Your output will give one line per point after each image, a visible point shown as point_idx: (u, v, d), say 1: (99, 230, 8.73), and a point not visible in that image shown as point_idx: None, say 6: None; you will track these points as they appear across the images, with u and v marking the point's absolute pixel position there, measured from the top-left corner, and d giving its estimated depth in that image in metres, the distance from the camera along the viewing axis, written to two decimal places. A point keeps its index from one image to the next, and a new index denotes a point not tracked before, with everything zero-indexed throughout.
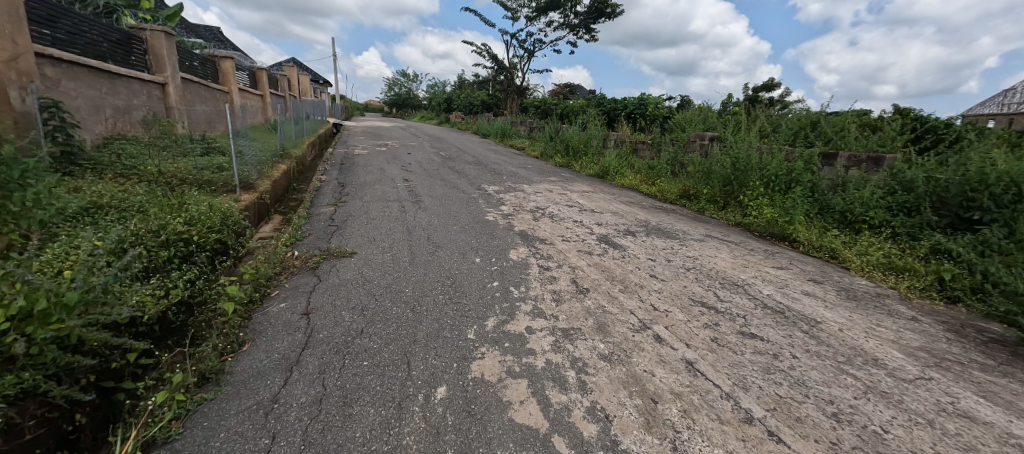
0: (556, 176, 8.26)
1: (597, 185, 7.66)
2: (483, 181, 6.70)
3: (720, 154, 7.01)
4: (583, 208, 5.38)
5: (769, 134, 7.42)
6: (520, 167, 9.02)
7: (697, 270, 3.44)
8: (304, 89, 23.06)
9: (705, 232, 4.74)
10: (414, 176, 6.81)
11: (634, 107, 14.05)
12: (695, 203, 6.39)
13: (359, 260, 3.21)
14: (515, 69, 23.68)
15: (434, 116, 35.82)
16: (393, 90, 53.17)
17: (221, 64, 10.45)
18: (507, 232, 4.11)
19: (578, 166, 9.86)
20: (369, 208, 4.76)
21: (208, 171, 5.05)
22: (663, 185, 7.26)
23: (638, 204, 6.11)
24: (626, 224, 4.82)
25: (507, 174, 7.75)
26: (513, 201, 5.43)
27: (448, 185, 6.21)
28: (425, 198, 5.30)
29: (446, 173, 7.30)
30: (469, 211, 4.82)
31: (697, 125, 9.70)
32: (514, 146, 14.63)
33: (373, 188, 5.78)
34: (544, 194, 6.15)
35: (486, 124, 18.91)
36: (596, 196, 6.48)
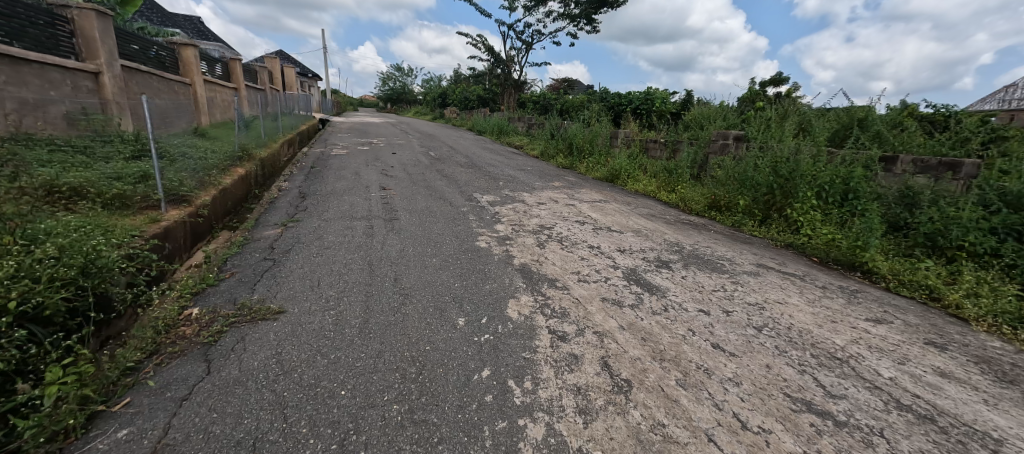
0: (560, 180, 7.21)
1: (609, 191, 6.62)
2: (475, 189, 5.65)
3: (753, 157, 5.99)
4: (598, 227, 4.35)
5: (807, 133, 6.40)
6: (518, 170, 7.94)
7: (773, 332, 2.42)
8: (291, 83, 21.89)
9: (755, 261, 3.73)
10: (393, 183, 5.72)
11: (640, 102, 13.02)
12: (728, 215, 5.36)
13: (283, 328, 2.14)
14: (512, 62, 22.54)
15: (428, 111, 34.66)
16: (387, 84, 51.79)
17: (182, 53, 9.21)
18: (504, 267, 3.08)
19: (583, 168, 8.83)
20: (326, 230, 3.68)
21: (124, 181, 3.96)
22: (685, 193, 6.23)
23: (661, 218, 5.09)
24: (656, 249, 3.80)
25: (503, 179, 6.69)
26: (511, 218, 4.39)
27: (432, 196, 5.14)
28: (400, 215, 4.24)
29: (433, 179, 6.23)
30: (455, 234, 3.77)
31: (716, 122, 8.67)
32: (512, 144, 13.56)
33: (339, 200, 4.70)
34: (548, 206, 5.11)
35: (481, 120, 17.82)
36: (610, 206, 5.45)
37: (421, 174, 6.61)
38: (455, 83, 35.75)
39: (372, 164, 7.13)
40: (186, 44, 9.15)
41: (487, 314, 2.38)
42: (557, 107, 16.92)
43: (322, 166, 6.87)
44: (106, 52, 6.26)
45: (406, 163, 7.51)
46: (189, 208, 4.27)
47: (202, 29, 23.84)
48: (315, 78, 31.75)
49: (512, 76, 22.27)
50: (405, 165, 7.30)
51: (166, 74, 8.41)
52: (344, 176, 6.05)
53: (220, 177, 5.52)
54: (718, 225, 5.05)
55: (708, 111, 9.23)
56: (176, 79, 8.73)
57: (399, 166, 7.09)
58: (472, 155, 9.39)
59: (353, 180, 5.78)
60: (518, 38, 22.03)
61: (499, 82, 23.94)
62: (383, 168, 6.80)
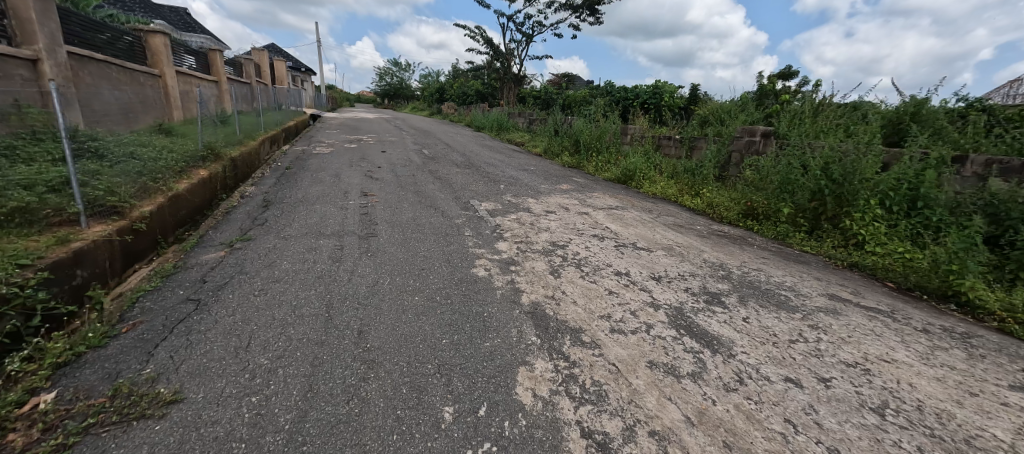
0: (568, 182, 6.44)
1: (624, 195, 5.86)
2: (472, 194, 4.87)
3: (792, 156, 5.21)
4: (621, 244, 3.58)
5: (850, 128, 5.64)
6: (521, 170, 7.16)
7: (906, 421, 1.66)
8: (281, 77, 21.04)
9: (825, 291, 2.96)
10: (377, 188, 4.93)
11: (648, 96, 12.25)
12: (769, 224, 4.58)
13: (165, 439, 1.35)
14: (512, 55, 21.68)
15: (426, 107, 33.80)
16: (384, 80, 50.79)
17: (151, 42, 8.35)
18: (509, 309, 2.30)
19: (591, 167, 8.06)
20: (282, 253, 2.89)
21: (33, 189, 3.15)
22: (713, 197, 5.46)
23: (691, 229, 4.33)
24: (700, 275, 3.04)
25: (504, 181, 5.91)
26: (515, 232, 3.61)
27: (421, 204, 4.35)
28: (380, 230, 3.46)
29: (424, 182, 5.44)
30: (448, 256, 3.00)
31: (739, 116, 7.89)
32: (513, 142, 12.77)
33: (308, 211, 3.90)
34: (559, 215, 4.34)
35: (480, 116, 17.02)
36: (630, 215, 4.68)
37: (411, 176, 5.85)
38: (454, 77, 34.83)
39: (357, 164, 6.34)
40: (155, 31, 8.29)
41: (488, 398, 1.61)
42: (560, 101, 16.12)
43: (299, 167, 6.05)
44: (47, 36, 5.43)
45: (396, 163, 6.73)
46: (123, 221, 3.46)
47: (189, 21, 22.89)
48: (308, 72, 30.90)
49: (512, 70, 21.43)
50: (394, 165, 6.53)
51: (131, 64, 7.56)
52: (321, 179, 5.25)
53: (175, 179, 4.72)
54: (759, 238, 4.29)
55: (727, 104, 8.44)
56: (143, 69, 7.88)
57: (387, 167, 6.31)
58: (469, 154, 8.59)
59: (331, 184, 4.99)
60: (518, 30, 21.16)
61: (498, 76, 23.08)
62: (368, 169, 6.03)
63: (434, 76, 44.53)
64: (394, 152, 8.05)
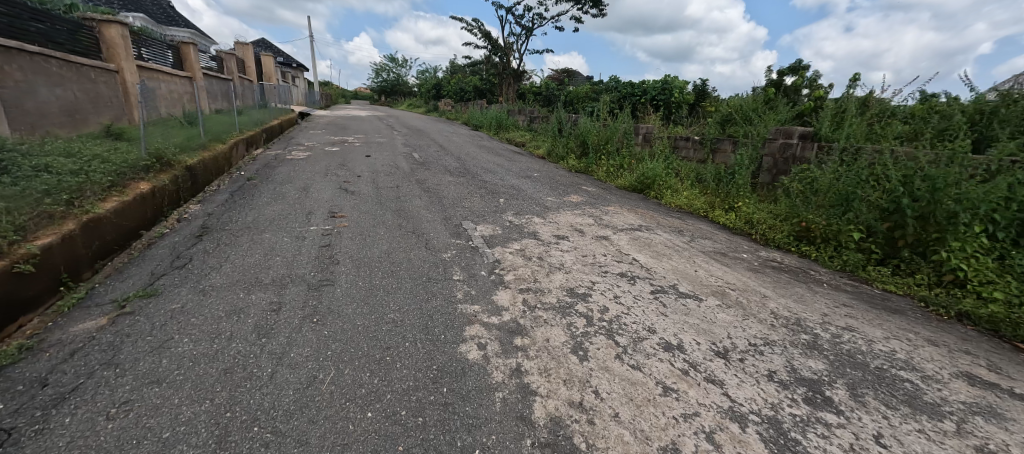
0: (578, 193, 5.57)
1: (646, 209, 5.01)
2: (466, 214, 4.00)
3: (850, 166, 4.35)
4: (659, 288, 2.72)
5: (910, 134, 4.85)
6: (523, 177, 6.29)
7: None
8: (269, 73, 20.08)
9: (957, 369, 2.11)
10: (350, 207, 4.04)
11: (657, 92, 11.37)
12: (832, 250, 3.71)
13: None
14: (511, 49, 20.71)
15: (422, 104, 32.84)
16: (380, 76, 49.67)
17: (105, 33, 7.44)
18: (515, 437, 1.43)
19: (601, 172, 7.19)
20: (187, 322, 2.01)
21: None
22: (753, 213, 4.58)
23: (738, 259, 3.47)
24: (778, 344, 2.18)
25: (504, 193, 5.04)
26: (520, 272, 2.75)
27: (400, 230, 3.47)
28: (339, 274, 2.59)
29: (409, 197, 4.57)
30: (427, 319, 2.14)
31: (768, 115, 7.00)
32: (513, 142, 11.87)
33: (252, 243, 3.02)
34: (574, 243, 3.47)
35: (477, 113, 16.09)
36: (658, 239, 3.82)
37: (395, 188, 4.96)
38: (452, 73, 33.83)
39: (333, 173, 5.46)
40: (109, 21, 7.37)
41: None
42: (563, 98, 15.20)
43: (264, 176, 5.17)
44: None
45: (379, 171, 5.84)
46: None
47: (173, 15, 21.85)
48: (300, 68, 29.84)
49: (511, 65, 20.46)
50: (377, 174, 5.64)
51: (78, 57, 6.65)
52: (284, 194, 4.37)
53: (101, 197, 3.84)
54: (823, 271, 3.43)
55: (753, 101, 7.56)
56: (95, 63, 6.96)
57: (367, 177, 5.41)
58: (464, 157, 7.71)
59: (294, 201, 4.11)
60: (517, 22, 20.17)
61: (496, 72, 22.12)
62: (345, 180, 5.14)
63: (431, 71, 43.42)
64: (380, 157, 7.15)
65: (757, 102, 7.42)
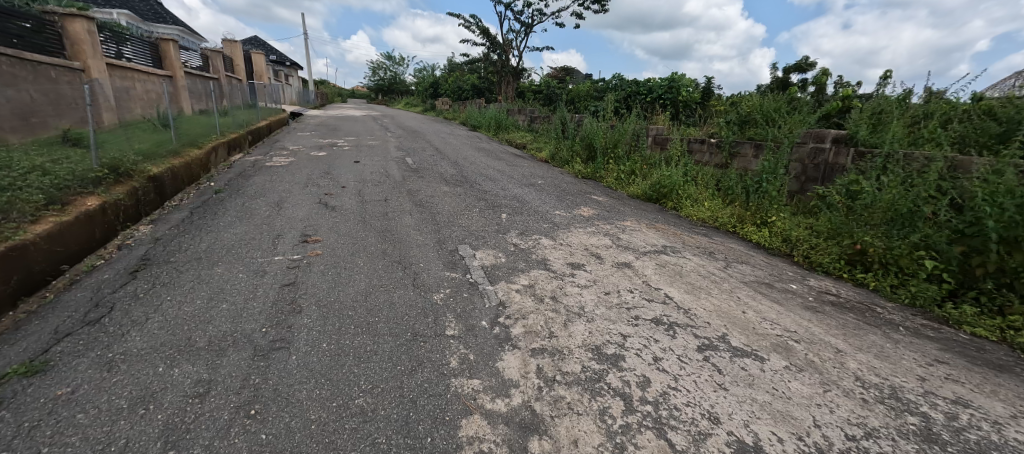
0: (588, 205, 5.00)
1: (666, 224, 4.44)
2: (462, 236, 3.42)
3: (905, 179, 3.80)
4: (707, 341, 2.15)
5: (960, 142, 4.40)
6: (526, 185, 5.72)
7: None
8: (259, 72, 19.44)
9: None
10: (327, 227, 3.46)
11: (664, 91, 10.80)
12: (895, 279, 3.14)
13: None
14: (510, 47, 20.10)
15: (419, 103, 32.20)
16: (377, 74, 48.96)
17: (69, 28, 6.82)
18: None
19: (610, 179, 6.63)
20: (71, 422, 1.43)
21: None
22: (792, 229, 4.01)
23: (788, 293, 2.90)
24: (884, 437, 1.61)
25: (506, 207, 4.46)
26: (530, 322, 2.18)
27: (383, 259, 2.89)
28: (299, 330, 2.01)
29: (398, 213, 3.99)
30: (408, 406, 1.56)
31: (792, 116, 6.43)
32: (513, 144, 11.28)
33: (197, 282, 2.43)
34: (591, 274, 2.89)
35: (475, 113, 15.49)
36: (689, 266, 3.24)
37: (382, 201, 4.37)
38: (449, 71, 33.19)
39: (314, 183, 4.87)
40: (73, 15, 6.78)
41: None
42: (564, 96, 14.62)
43: (234, 188, 4.57)
44: None
45: (366, 180, 5.25)
46: None
47: (161, 12, 21.16)
48: (294, 67, 29.14)
49: (510, 62, 19.85)
50: (363, 183, 5.06)
51: (36, 55, 6.04)
52: (253, 211, 3.78)
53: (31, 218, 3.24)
54: (891, 308, 2.86)
55: (774, 99, 6.98)
56: (56, 61, 6.35)
57: (352, 188, 4.82)
58: (461, 162, 7.12)
59: (262, 221, 3.52)
60: (516, 19, 19.56)
61: (494, 70, 21.53)
62: (326, 192, 4.55)
63: (429, 69, 42.67)
64: (369, 162, 6.55)
65: (779, 101, 6.83)
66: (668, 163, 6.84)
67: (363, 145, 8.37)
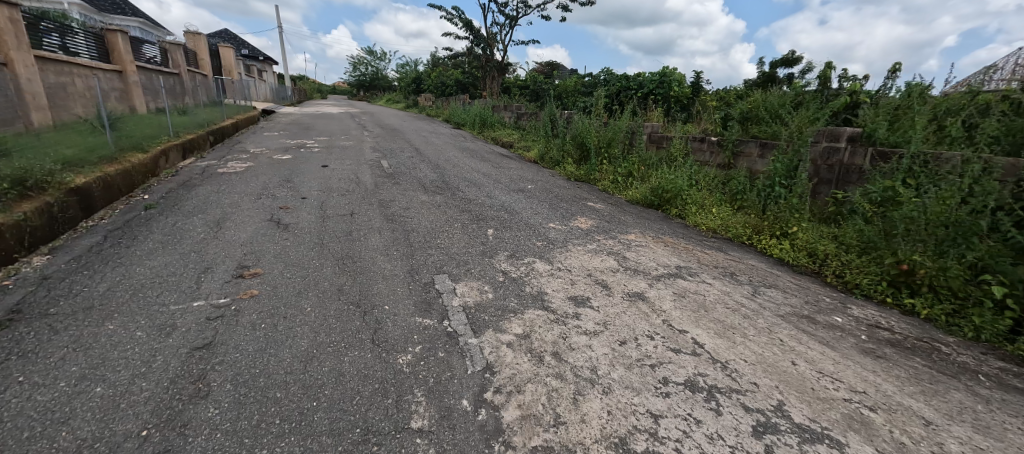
0: (585, 215, 4.45)
1: (674, 237, 3.92)
2: (439, 262, 2.82)
3: (945, 185, 3.35)
4: (762, 418, 1.62)
5: (992, 141, 4.01)
6: (514, 191, 5.14)
7: None
8: (229, 67, 18.31)
9: None
10: (273, 254, 2.82)
11: (656, 86, 10.33)
12: (951, 306, 2.68)
13: None
14: (494, 41, 19.42)
15: (402, 99, 31.22)
16: (357, 70, 47.53)
17: None
18: None
19: (606, 182, 6.10)
20: None
21: None
22: (818, 243, 3.54)
23: (836, 331, 2.40)
24: None
25: (493, 220, 3.87)
26: (527, 401, 1.60)
27: (338, 300, 2.27)
28: (194, 433, 1.38)
29: (365, 231, 3.36)
30: None
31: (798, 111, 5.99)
32: (499, 142, 10.66)
33: (72, 349, 1.78)
34: (599, 313, 2.34)
35: (460, 110, 14.79)
36: (712, 295, 2.72)
37: (347, 215, 3.74)
38: (432, 67, 32.28)
39: (269, 195, 4.20)
40: None
41: None
42: (552, 92, 14.04)
43: (171, 202, 3.86)
44: None
45: (331, 188, 4.59)
46: None
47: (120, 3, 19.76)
48: (268, 62, 27.83)
49: (495, 57, 19.16)
50: (328, 193, 4.40)
51: None
52: (185, 233, 3.12)
53: None
54: (956, 346, 2.39)
55: (777, 94, 6.54)
56: None
57: (313, 199, 4.16)
58: (443, 165, 6.49)
59: (192, 247, 2.86)
60: (500, 12, 18.88)
61: (478, 65, 20.83)
62: (282, 205, 3.89)
63: (411, 65, 41.54)
64: (338, 166, 5.85)
65: (782, 96, 6.39)
66: (667, 164, 6.34)
67: (335, 146, 7.65)
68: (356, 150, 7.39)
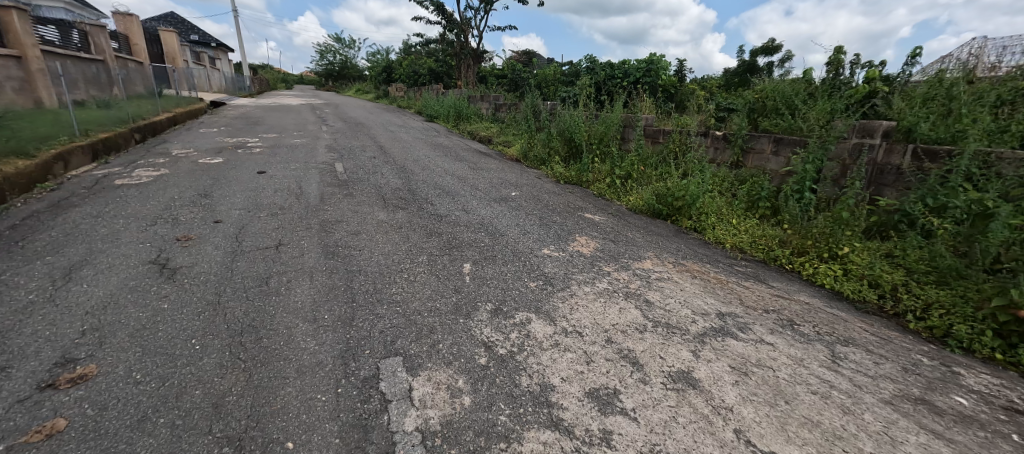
0: (584, 231, 3.62)
1: (698, 262, 3.13)
2: (390, 333, 1.90)
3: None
4: None
5: None
6: (496, 202, 4.25)
7: None
8: (172, 53, 16.43)
9: None
10: (129, 331, 1.83)
11: (646, 74, 9.56)
12: None
13: None
14: (469, 27, 18.17)
15: (372, 89, 29.48)
16: (324, 58, 44.92)
17: None
18: None
19: (601, 185, 5.27)
20: None
21: None
22: (883, 270, 2.80)
23: (982, 429, 1.63)
24: None
25: (470, 248, 2.97)
26: None
27: (206, 434, 1.32)
28: None
29: (289, 276, 2.40)
30: None
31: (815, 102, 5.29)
32: (477, 137, 9.67)
33: None
34: (637, 425, 1.49)
35: (433, 100, 13.66)
36: (781, 366, 1.92)
37: (270, 248, 2.74)
38: (404, 54, 30.54)
39: (170, 218, 3.15)
40: None
41: None
42: (531, 81, 13.08)
43: (17, 235, 2.75)
44: None
45: (260, 205, 3.56)
46: None
47: None
48: (222, 49, 25.56)
49: (469, 44, 17.93)
50: (254, 213, 3.38)
51: None
52: (5, 293, 2.06)
53: None
54: None
55: (787, 82, 5.83)
56: None
57: (229, 223, 3.14)
58: (410, 167, 5.50)
59: (0, 323, 1.83)
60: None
61: (452, 53, 19.56)
62: (181, 235, 2.86)
63: (382, 52, 39.46)
64: (278, 172, 4.78)
65: (795, 84, 5.68)
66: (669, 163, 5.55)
67: (282, 145, 6.49)
68: (307, 150, 6.29)
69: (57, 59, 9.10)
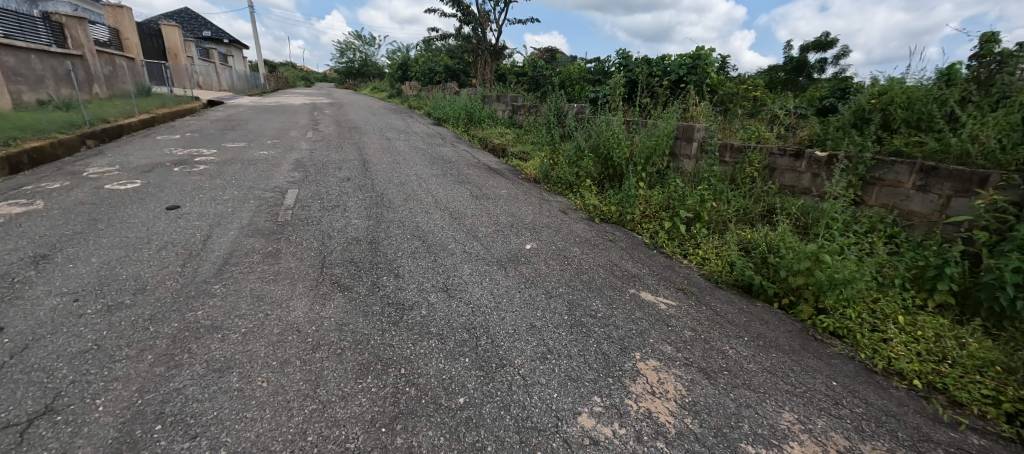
0: (646, 342, 2.08)
1: (896, 448, 1.55)
2: None
3: None
4: None
5: None
6: (499, 267, 2.76)
7: None
8: (176, 50, 15.68)
9: None
10: None
11: (696, 72, 7.84)
12: None
13: None
14: (486, 20, 16.64)
15: (388, 87, 28.43)
16: (344, 55, 44.46)
17: None
18: None
19: (654, 229, 3.70)
20: None
21: None
22: None
23: None
24: None
25: (430, 417, 1.47)
26: None
27: None
28: None
29: None
30: None
31: (979, 113, 3.55)
32: (489, 144, 8.18)
33: None
34: None
35: (444, 101, 12.26)
36: None
37: (8, 430, 1.30)
38: (422, 50, 29.30)
39: None
40: None
41: None
42: (555, 80, 11.47)
43: None
44: None
45: (104, 284, 2.17)
46: None
47: None
48: (236, 46, 24.98)
49: (487, 39, 16.40)
50: (82, 304, 1.98)
51: None
52: None
53: None
54: None
55: (922, 82, 4.09)
56: None
57: (7, 335, 1.75)
58: (389, 196, 4.06)
59: None
60: None
61: (469, 48, 18.12)
62: None
63: (402, 50, 38.56)
64: (198, 206, 3.42)
65: (938, 86, 3.93)
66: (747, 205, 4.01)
67: (239, 159, 5.18)
68: (269, 166, 4.95)
69: (23, 53, 8.11)
